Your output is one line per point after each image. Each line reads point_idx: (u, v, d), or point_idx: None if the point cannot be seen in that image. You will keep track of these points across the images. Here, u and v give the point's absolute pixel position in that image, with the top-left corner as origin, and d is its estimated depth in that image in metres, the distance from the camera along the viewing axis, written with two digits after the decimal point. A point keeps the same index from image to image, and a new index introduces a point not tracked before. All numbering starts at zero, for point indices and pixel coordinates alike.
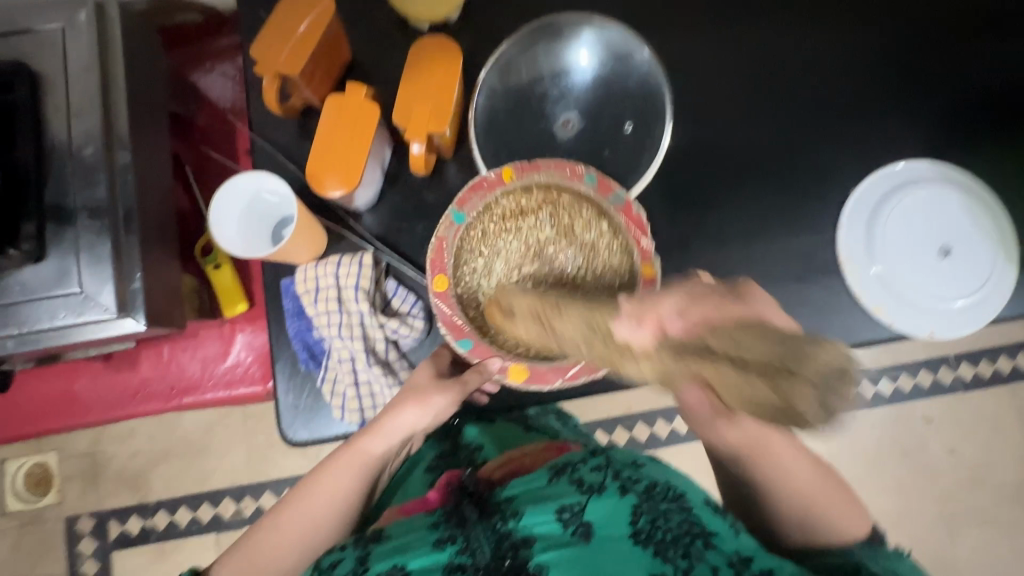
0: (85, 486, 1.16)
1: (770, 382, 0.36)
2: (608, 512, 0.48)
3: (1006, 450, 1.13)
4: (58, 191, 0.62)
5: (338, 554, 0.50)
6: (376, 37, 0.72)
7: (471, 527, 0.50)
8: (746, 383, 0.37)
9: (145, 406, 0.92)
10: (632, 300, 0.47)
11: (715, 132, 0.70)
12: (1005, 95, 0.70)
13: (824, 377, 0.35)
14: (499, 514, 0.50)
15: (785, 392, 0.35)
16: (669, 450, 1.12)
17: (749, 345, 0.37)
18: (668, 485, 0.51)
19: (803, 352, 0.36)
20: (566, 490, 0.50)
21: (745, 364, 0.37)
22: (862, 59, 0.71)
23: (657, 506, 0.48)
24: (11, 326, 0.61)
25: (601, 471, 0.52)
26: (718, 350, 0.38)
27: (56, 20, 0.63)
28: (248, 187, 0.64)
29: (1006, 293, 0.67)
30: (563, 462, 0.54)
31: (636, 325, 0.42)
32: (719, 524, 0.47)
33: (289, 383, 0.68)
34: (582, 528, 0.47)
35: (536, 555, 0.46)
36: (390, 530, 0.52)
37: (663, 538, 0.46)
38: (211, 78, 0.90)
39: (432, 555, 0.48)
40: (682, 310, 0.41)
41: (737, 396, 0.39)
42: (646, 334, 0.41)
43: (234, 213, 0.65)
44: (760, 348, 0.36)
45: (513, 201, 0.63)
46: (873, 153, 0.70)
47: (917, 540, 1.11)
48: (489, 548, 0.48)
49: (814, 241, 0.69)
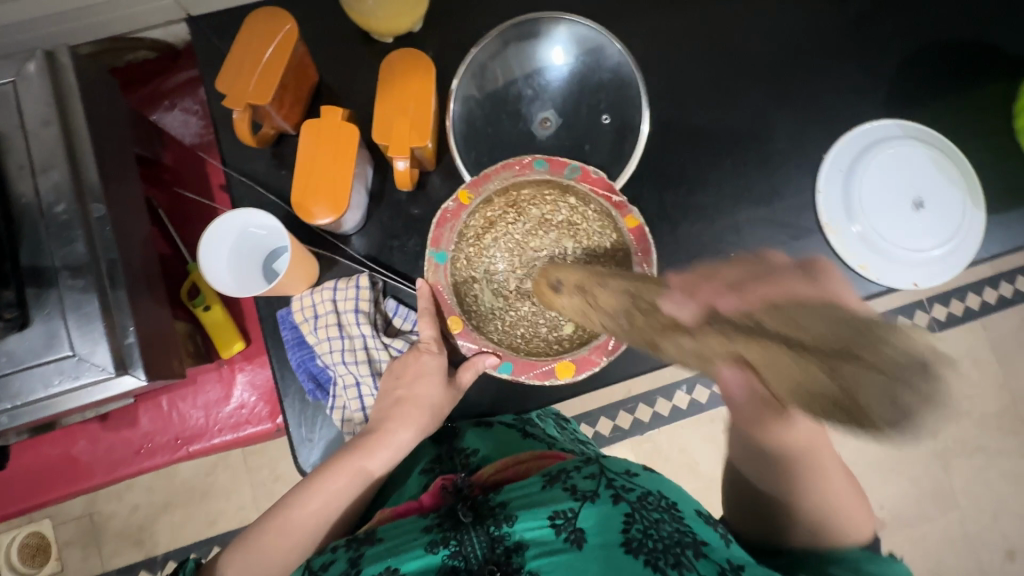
0: (85, 549, 1.11)
1: (829, 369, 0.29)
2: (600, 520, 0.47)
3: (987, 382, 1.19)
4: (34, 253, 0.60)
5: (330, 555, 0.50)
6: (340, 56, 0.70)
7: (464, 530, 0.48)
8: (800, 361, 0.30)
9: (151, 461, 0.89)
10: (688, 298, 0.41)
11: (685, 114, 0.72)
12: (947, 49, 0.73)
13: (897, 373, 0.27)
14: (492, 518, 0.48)
15: (850, 378, 0.28)
16: (673, 427, 1.14)
17: (807, 322, 0.31)
18: (661, 493, 0.50)
19: (874, 337, 0.28)
20: (559, 496, 0.49)
21: (801, 344, 0.30)
22: (813, 29, 0.73)
23: (649, 515, 0.47)
24: (5, 400, 0.59)
25: (595, 477, 0.50)
26: (770, 328, 0.32)
27: (6, 75, 0.60)
28: (224, 246, 0.63)
29: (977, 239, 0.70)
30: (556, 469, 0.52)
31: (682, 299, 0.41)
32: (709, 534, 0.47)
33: (300, 416, 0.67)
34: (575, 535, 0.47)
35: (528, 562, 0.46)
36: (382, 531, 0.50)
37: (655, 547, 0.45)
38: (172, 116, 0.89)
39: (425, 558, 0.47)
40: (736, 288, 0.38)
41: (786, 383, 0.32)
42: (691, 307, 0.40)
43: (230, 282, 0.63)
44: (824, 328, 0.30)
45: (478, 217, 0.64)
46: (840, 117, 0.73)
47: (916, 478, 1.16)
48: (481, 550, 0.46)
49: (793, 208, 0.71)
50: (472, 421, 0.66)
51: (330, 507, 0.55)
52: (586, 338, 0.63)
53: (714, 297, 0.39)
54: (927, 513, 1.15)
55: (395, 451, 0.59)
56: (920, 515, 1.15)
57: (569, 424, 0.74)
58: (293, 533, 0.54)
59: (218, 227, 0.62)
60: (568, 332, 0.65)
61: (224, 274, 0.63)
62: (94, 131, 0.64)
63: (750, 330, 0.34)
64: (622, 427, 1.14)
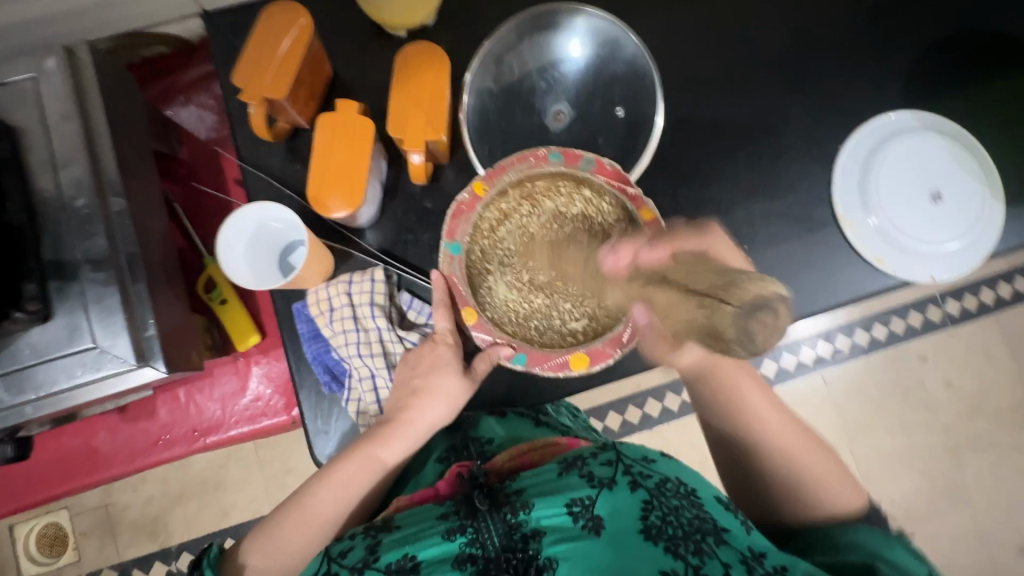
0: (102, 540, 1.13)
1: (700, 305, 0.39)
2: (618, 508, 0.47)
3: (1001, 376, 1.17)
4: (56, 246, 0.61)
5: (348, 543, 0.50)
6: (353, 50, 0.70)
7: (481, 518, 0.48)
8: (685, 303, 0.41)
9: (168, 452, 0.90)
10: (619, 251, 0.55)
11: (699, 106, 0.71)
12: (965, 39, 0.72)
13: (743, 305, 0.36)
14: (509, 506, 0.48)
15: (707, 313, 0.38)
16: (682, 421, 1.14)
17: (697, 279, 0.43)
18: (679, 481, 0.50)
19: (735, 284, 0.39)
20: (576, 483, 0.49)
21: (690, 290, 0.42)
22: (828, 19, 0.72)
23: (667, 502, 0.48)
24: (29, 391, 0.60)
25: (612, 464, 0.50)
26: (670, 281, 0.46)
27: (26, 70, 0.61)
28: (240, 241, 0.63)
29: (996, 232, 0.69)
30: (573, 455, 0.52)
31: (613, 255, 0.55)
32: (730, 521, 0.47)
33: (316, 409, 0.68)
34: (593, 522, 0.47)
35: (546, 548, 0.46)
36: (400, 519, 0.51)
37: (675, 534, 0.45)
38: (188, 111, 0.90)
39: (443, 546, 0.47)
40: (651, 245, 0.53)
41: (679, 320, 0.42)
42: (621, 257, 0.54)
43: (248, 276, 0.64)
44: (706, 282, 0.41)
45: (493, 210, 0.65)
46: (855, 109, 0.72)
47: (927, 473, 1.16)
48: (498, 538, 0.47)
49: (807, 200, 0.71)
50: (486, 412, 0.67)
51: (348, 497, 0.56)
52: (600, 330, 0.63)
53: (639, 249, 0.54)
54: (938, 509, 1.15)
55: (410, 443, 0.60)
56: (931, 510, 1.15)
57: (580, 415, 0.75)
58: (313, 523, 0.54)
59: (232, 222, 0.62)
60: (583, 325, 0.64)
61: (242, 268, 0.63)
62: (112, 126, 0.65)
63: (659, 279, 0.48)
64: (631, 421, 1.14)
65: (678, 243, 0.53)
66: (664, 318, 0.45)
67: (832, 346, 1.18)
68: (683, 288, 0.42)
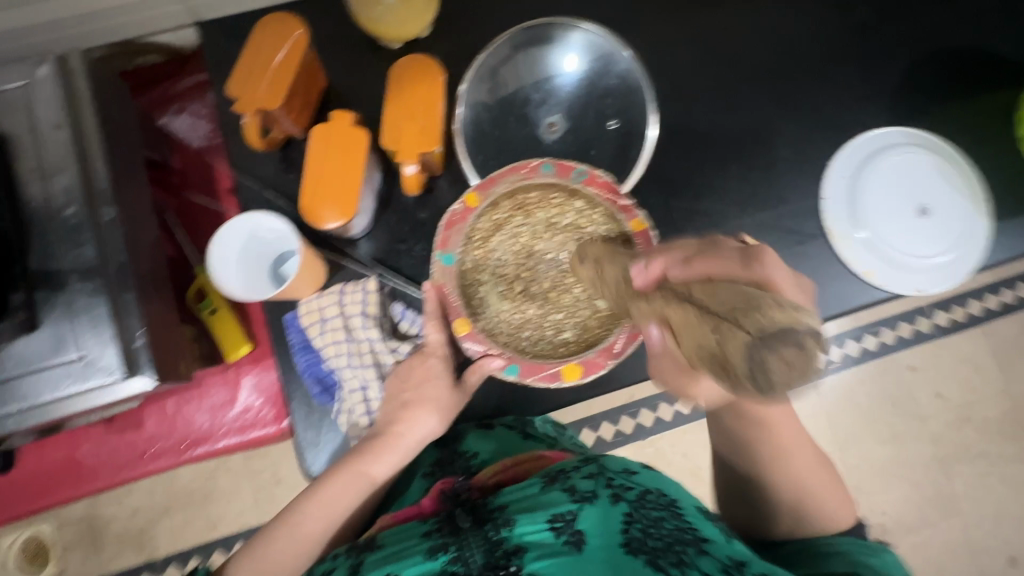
0: (86, 553, 1.11)
1: (714, 327, 0.32)
2: (599, 519, 0.46)
3: (990, 387, 1.19)
4: (44, 255, 0.60)
5: (331, 562, 0.50)
6: (349, 61, 0.71)
7: (465, 535, 0.48)
8: (701, 321, 0.33)
9: (155, 463, 0.89)
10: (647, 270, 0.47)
11: (691, 120, 0.72)
12: (950, 57, 0.74)
13: (763, 334, 0.29)
14: (491, 522, 0.49)
15: (722, 333, 0.31)
16: (674, 432, 1.14)
17: (721, 291, 0.35)
18: (661, 492, 0.50)
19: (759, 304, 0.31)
20: (558, 496, 0.48)
21: (706, 307, 0.34)
22: (817, 36, 0.74)
23: (649, 513, 0.47)
24: (13, 403, 0.59)
25: (594, 478, 0.50)
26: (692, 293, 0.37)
27: (18, 78, 0.60)
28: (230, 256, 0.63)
29: (982, 247, 0.70)
30: (555, 470, 0.53)
31: (642, 267, 0.47)
32: (710, 530, 0.48)
33: (307, 420, 0.67)
34: (575, 537, 0.45)
35: (527, 565, 0.44)
36: (384, 538, 0.51)
37: (656, 545, 0.44)
38: (179, 118, 0.88)
39: (424, 564, 0.46)
40: (682, 265, 0.44)
41: (692, 342, 0.35)
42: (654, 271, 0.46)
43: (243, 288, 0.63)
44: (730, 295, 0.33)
45: (485, 221, 0.65)
46: (844, 124, 0.73)
47: (918, 484, 1.16)
48: (481, 556, 0.45)
49: (798, 214, 0.71)
50: (476, 423, 0.66)
51: (337, 510, 0.55)
52: (592, 340, 0.63)
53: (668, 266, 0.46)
54: (929, 520, 1.15)
55: (401, 456, 0.60)
56: (922, 521, 1.15)
57: (568, 429, 0.73)
58: (301, 536, 0.54)
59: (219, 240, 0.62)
60: (572, 338, 0.64)
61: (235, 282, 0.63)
62: (104, 134, 0.64)
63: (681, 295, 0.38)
64: (624, 432, 1.13)
65: (707, 263, 0.44)
66: (683, 338, 0.36)
67: (824, 357, 1.18)
68: (696, 306, 0.35)
